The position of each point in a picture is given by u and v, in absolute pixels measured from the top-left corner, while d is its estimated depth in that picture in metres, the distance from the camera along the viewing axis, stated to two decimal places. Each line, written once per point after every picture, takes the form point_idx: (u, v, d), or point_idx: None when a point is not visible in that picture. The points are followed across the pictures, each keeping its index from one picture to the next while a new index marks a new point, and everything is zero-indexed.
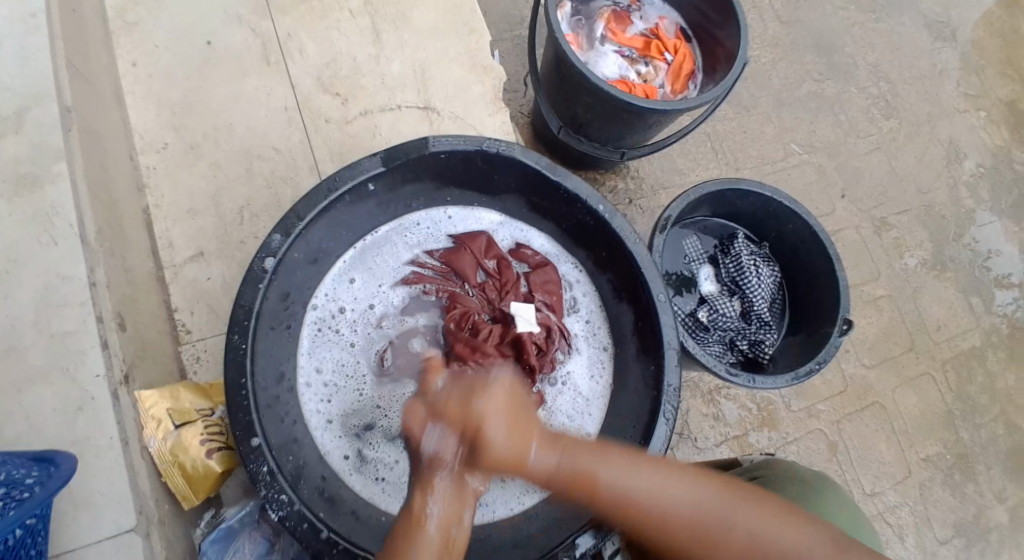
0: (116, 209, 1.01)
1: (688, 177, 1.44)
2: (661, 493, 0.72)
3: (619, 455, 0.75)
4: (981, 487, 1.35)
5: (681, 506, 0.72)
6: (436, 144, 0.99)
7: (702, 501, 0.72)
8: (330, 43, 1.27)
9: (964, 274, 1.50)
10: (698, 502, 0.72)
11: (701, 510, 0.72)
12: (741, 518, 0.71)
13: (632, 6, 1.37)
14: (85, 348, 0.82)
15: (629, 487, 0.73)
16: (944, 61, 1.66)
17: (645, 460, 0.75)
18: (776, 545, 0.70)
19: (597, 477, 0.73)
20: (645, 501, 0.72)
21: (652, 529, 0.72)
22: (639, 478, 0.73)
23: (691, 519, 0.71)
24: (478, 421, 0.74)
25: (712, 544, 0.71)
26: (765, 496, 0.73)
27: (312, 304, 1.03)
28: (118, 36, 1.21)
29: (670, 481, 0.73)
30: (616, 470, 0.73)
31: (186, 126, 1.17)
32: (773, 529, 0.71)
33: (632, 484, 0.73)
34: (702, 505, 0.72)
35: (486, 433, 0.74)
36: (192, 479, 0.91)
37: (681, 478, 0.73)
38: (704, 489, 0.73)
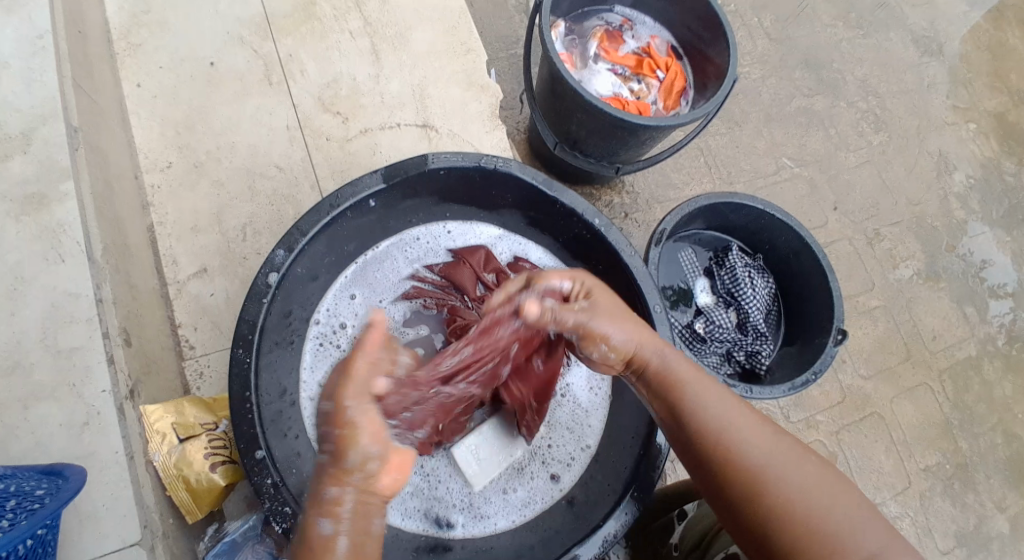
0: (121, 227, 1.02)
1: (683, 191, 1.46)
2: (742, 419, 0.77)
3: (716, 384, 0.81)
4: (981, 497, 1.36)
5: (752, 438, 0.75)
6: (435, 161, 1.01)
7: (774, 445, 0.75)
8: (330, 64, 1.30)
9: (958, 284, 1.51)
10: (771, 444, 0.75)
11: (769, 448, 0.74)
12: (802, 468, 0.73)
13: (624, 26, 1.40)
14: (91, 364, 0.84)
15: (712, 404, 0.78)
16: (932, 75, 1.69)
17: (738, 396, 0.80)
18: (828, 506, 0.70)
19: (685, 384, 0.80)
20: (722, 418, 0.77)
21: (716, 442, 0.76)
22: (727, 403, 0.78)
23: (756, 451, 0.74)
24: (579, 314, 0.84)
25: (765, 481, 0.72)
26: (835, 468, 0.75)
27: (314, 319, 1.05)
28: (123, 57, 1.23)
29: (748, 416, 0.77)
30: (706, 391, 0.80)
31: (189, 145, 1.19)
32: (830, 492, 0.71)
33: (713, 403, 0.78)
34: (772, 449, 0.74)
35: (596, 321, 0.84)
36: (197, 493, 0.92)
37: (761, 420, 0.77)
38: (779, 439, 0.76)
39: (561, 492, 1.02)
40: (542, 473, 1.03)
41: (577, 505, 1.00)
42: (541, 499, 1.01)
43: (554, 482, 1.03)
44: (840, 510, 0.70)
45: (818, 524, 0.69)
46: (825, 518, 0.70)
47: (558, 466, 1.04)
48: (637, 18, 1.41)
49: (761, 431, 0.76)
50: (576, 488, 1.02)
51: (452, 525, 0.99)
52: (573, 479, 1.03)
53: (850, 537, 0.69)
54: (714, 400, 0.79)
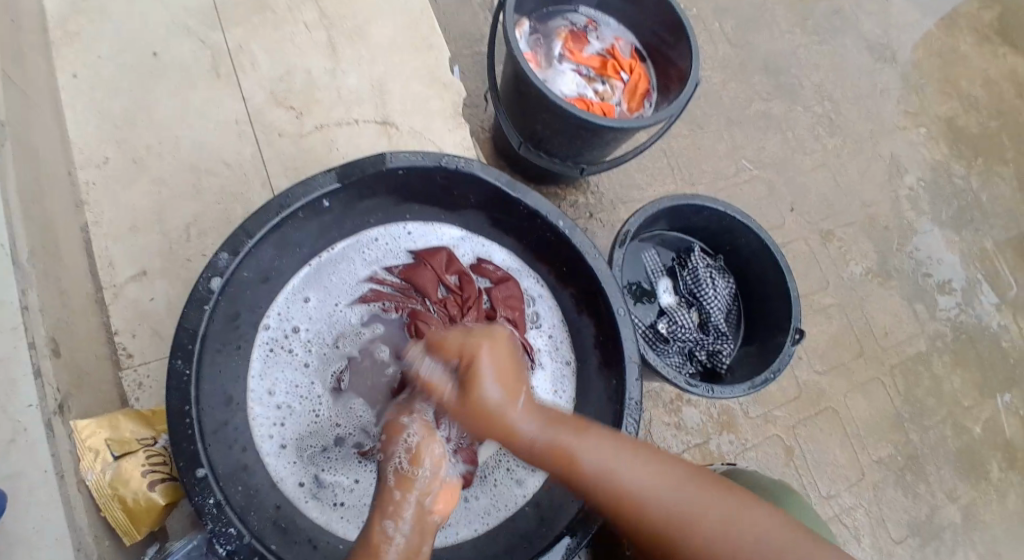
0: (52, 229, 0.95)
1: (645, 192, 1.45)
2: (638, 470, 0.74)
3: (591, 429, 0.77)
4: (932, 487, 1.38)
5: (655, 488, 0.73)
6: (394, 159, 0.96)
7: (678, 482, 0.73)
8: (282, 57, 1.24)
9: (909, 283, 1.54)
10: (666, 479, 0.73)
11: (672, 486, 0.73)
12: (710, 502, 0.71)
13: (588, 26, 1.38)
14: (15, 377, 0.77)
15: (603, 459, 0.75)
16: (885, 81, 1.72)
17: (631, 444, 0.77)
18: (745, 534, 0.70)
19: (582, 453, 0.75)
20: (619, 475, 0.74)
21: (626, 507, 0.73)
22: (619, 453, 0.75)
23: (663, 503, 0.72)
24: (476, 363, 0.79)
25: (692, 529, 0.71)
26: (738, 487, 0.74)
27: (264, 325, 0.99)
28: (59, 46, 1.15)
29: (641, 461, 0.75)
30: (598, 452, 0.75)
31: (129, 140, 1.13)
32: (757, 525, 0.70)
33: (615, 457, 0.75)
34: (680, 494, 0.72)
35: (481, 381, 0.78)
36: (134, 514, 0.86)
37: (652, 459, 0.75)
38: (680, 473, 0.74)
39: (524, 499, 0.99)
40: (507, 479, 1.00)
41: (541, 510, 0.97)
42: (504, 506, 0.99)
43: (519, 488, 1.00)
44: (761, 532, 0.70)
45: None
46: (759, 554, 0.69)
47: (522, 472, 1.01)
48: (601, 19, 1.39)
49: (661, 478, 0.73)
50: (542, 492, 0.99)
51: None
52: (537, 484, 1.00)
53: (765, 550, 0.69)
54: (609, 458, 0.75)
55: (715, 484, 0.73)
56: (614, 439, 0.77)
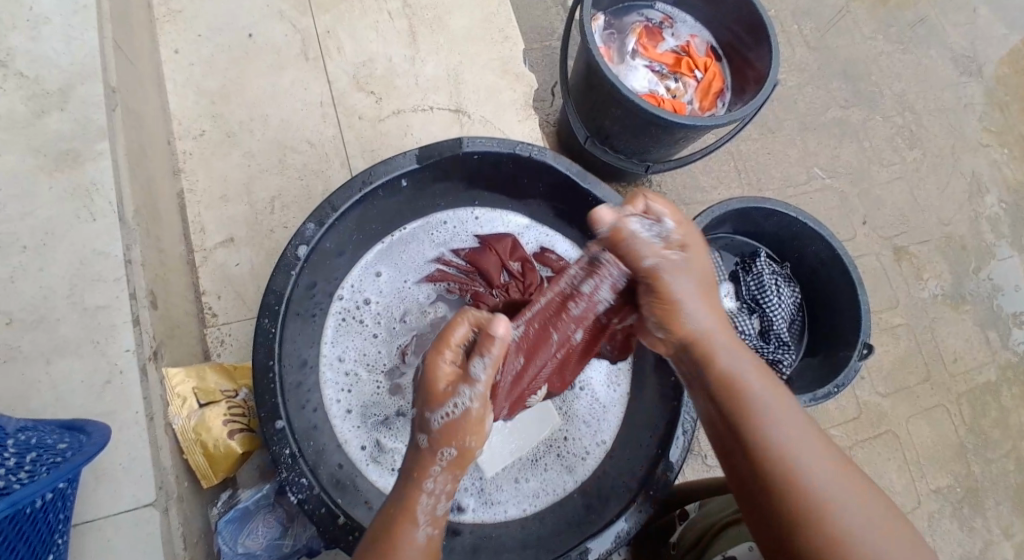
0: (153, 190, 1.02)
1: (711, 195, 1.45)
2: (787, 423, 0.71)
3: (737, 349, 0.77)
4: (989, 522, 1.34)
5: (792, 445, 0.70)
6: (470, 144, 1.00)
7: (796, 430, 0.71)
8: (367, 43, 1.29)
9: (982, 308, 1.49)
10: (792, 421, 0.71)
11: (808, 450, 0.70)
12: (823, 461, 0.69)
13: (664, 23, 1.39)
14: (117, 323, 0.84)
15: (753, 384, 0.74)
16: (969, 95, 1.67)
17: (783, 398, 0.74)
18: (841, 508, 0.66)
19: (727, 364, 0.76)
20: (760, 414, 0.72)
21: (761, 451, 0.70)
22: (771, 401, 0.73)
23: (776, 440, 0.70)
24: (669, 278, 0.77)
25: (820, 514, 0.66)
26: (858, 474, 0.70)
27: (338, 295, 1.04)
28: (163, 23, 1.23)
29: (786, 415, 0.72)
30: (738, 366, 0.75)
31: (223, 115, 1.19)
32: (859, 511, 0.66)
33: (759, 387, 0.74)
34: (802, 439, 0.70)
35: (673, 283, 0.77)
36: (213, 458, 0.91)
37: (792, 414, 0.72)
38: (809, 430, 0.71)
39: (574, 485, 1.01)
40: (556, 464, 1.02)
41: (590, 498, 0.99)
42: (553, 490, 1.01)
43: (569, 475, 1.02)
44: (878, 543, 0.65)
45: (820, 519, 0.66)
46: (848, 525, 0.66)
47: (573, 459, 1.03)
48: (677, 16, 1.39)
49: (790, 423, 0.71)
50: (589, 481, 1.01)
51: (463, 509, 0.98)
52: (587, 471, 1.02)
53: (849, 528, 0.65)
54: (748, 376, 0.75)
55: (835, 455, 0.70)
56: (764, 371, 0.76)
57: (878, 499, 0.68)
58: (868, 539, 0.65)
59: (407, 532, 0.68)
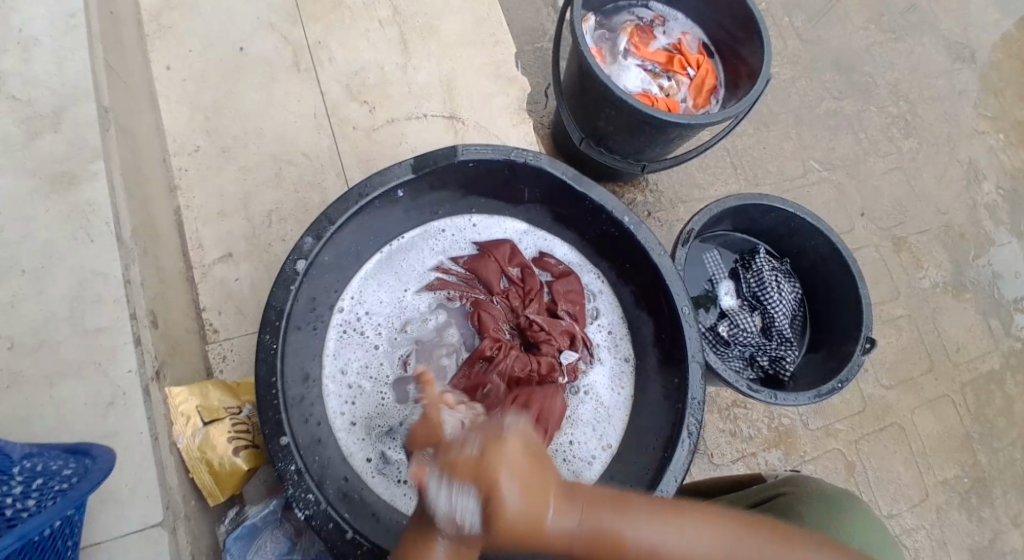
0: (149, 208, 1.02)
1: (707, 192, 1.44)
2: (699, 547, 0.66)
3: (644, 508, 0.67)
4: (997, 512, 1.34)
5: (709, 558, 0.66)
6: (464, 152, 0.99)
7: (711, 542, 0.66)
8: (358, 52, 1.29)
9: (983, 295, 1.49)
10: (697, 537, 0.66)
11: (716, 549, 0.66)
12: (732, 543, 0.66)
13: (655, 21, 1.39)
14: (117, 344, 0.84)
15: (630, 530, 0.66)
16: (963, 82, 1.67)
17: (679, 506, 0.68)
18: None
19: (626, 542, 0.65)
20: (675, 558, 0.65)
21: None
22: (674, 536, 0.66)
23: None
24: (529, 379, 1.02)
25: None
26: (780, 532, 0.68)
27: (338, 307, 1.04)
28: (153, 39, 1.23)
29: (703, 535, 0.66)
30: (639, 530, 0.66)
31: (217, 130, 1.19)
32: None
33: (660, 536, 0.66)
34: (719, 547, 0.66)
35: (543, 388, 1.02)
36: (219, 476, 0.92)
37: (712, 526, 0.67)
38: (723, 528, 0.67)
39: None
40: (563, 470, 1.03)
41: None
42: None
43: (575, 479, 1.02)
44: None
45: None
46: None
47: (579, 464, 1.03)
48: (668, 14, 1.39)
49: (707, 544, 0.66)
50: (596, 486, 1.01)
51: None
52: (593, 476, 1.02)
53: None
54: (649, 536, 0.66)
55: (760, 532, 0.67)
56: (654, 511, 0.67)
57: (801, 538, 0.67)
58: None
59: (506, 476, 0.65)
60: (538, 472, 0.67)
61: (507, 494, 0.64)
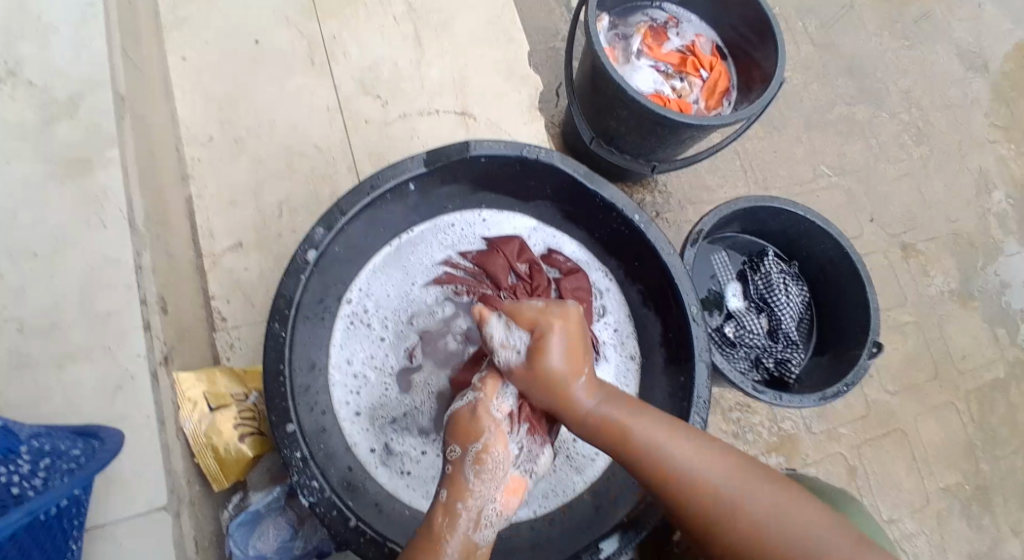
0: (162, 196, 1.03)
1: (716, 194, 1.44)
2: (696, 456, 0.75)
3: (658, 417, 0.79)
4: (998, 520, 1.33)
5: (702, 472, 0.74)
6: (476, 147, 1.00)
7: (709, 458, 0.75)
8: (372, 47, 1.30)
9: (990, 305, 1.49)
10: (697, 452, 0.75)
11: (712, 465, 0.74)
12: (727, 466, 0.74)
13: (669, 22, 1.38)
14: (127, 328, 0.84)
15: (638, 423, 0.78)
16: (975, 91, 1.66)
17: (691, 428, 0.79)
18: (752, 500, 0.72)
19: (632, 429, 0.77)
20: (673, 460, 0.75)
21: (686, 502, 0.73)
22: (675, 440, 0.76)
23: (690, 475, 0.74)
24: None
25: (727, 509, 0.72)
26: (778, 478, 0.74)
27: (346, 299, 1.05)
28: (170, 30, 1.24)
29: (705, 453, 0.75)
30: (649, 425, 0.77)
31: (230, 121, 1.20)
32: (777, 502, 0.71)
33: (664, 438, 0.76)
34: (715, 466, 0.74)
35: None
36: (225, 463, 0.92)
37: (717, 448, 0.76)
38: (724, 456, 0.75)
39: (583, 486, 1.01)
40: (565, 465, 1.03)
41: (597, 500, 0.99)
42: (563, 492, 1.01)
43: (577, 475, 1.02)
44: (783, 515, 0.70)
45: (726, 509, 0.72)
46: (772, 522, 0.70)
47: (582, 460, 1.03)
48: (683, 15, 1.39)
49: (705, 460, 0.75)
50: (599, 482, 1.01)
51: None
52: (596, 473, 1.02)
53: (756, 508, 0.71)
54: (655, 433, 0.77)
55: (758, 470, 0.74)
56: (665, 419, 0.79)
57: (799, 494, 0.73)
58: (772, 513, 0.71)
59: (555, 339, 0.82)
60: (583, 340, 0.84)
61: (550, 354, 0.81)
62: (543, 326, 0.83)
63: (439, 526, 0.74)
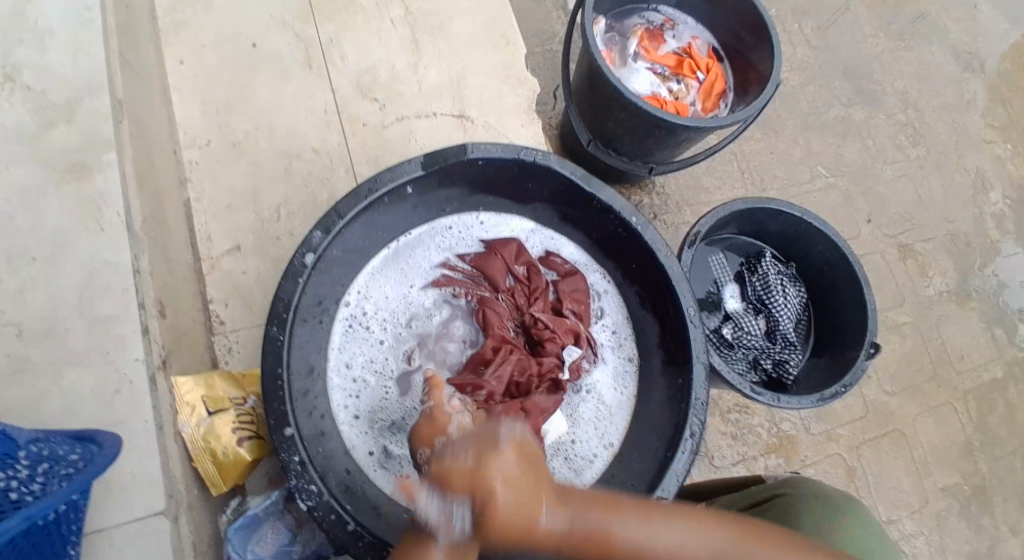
0: (159, 200, 1.03)
1: (713, 196, 1.45)
2: (690, 545, 0.67)
3: (636, 511, 0.68)
4: (997, 520, 1.34)
5: (703, 558, 0.67)
6: (474, 149, 1.00)
7: (704, 543, 0.68)
8: (370, 50, 1.30)
9: (987, 305, 1.49)
10: (688, 536, 0.68)
11: (708, 547, 0.67)
12: (722, 543, 0.68)
13: (665, 24, 1.39)
14: (125, 333, 0.84)
15: (622, 529, 0.67)
16: (972, 91, 1.67)
17: (668, 508, 0.70)
18: None
19: (620, 541, 0.67)
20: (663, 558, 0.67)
21: None
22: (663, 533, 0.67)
23: None
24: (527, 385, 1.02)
25: None
26: (767, 532, 0.70)
27: (344, 302, 1.05)
28: (168, 33, 1.24)
29: (694, 535, 0.68)
30: (633, 529, 0.67)
31: (228, 124, 1.20)
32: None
33: (653, 535, 0.67)
34: (709, 545, 0.67)
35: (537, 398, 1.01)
36: (223, 466, 0.92)
37: (697, 525, 0.68)
38: (714, 531, 0.68)
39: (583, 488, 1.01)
40: (565, 467, 1.02)
41: None
42: None
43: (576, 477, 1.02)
44: None
45: None
46: None
47: (581, 463, 1.03)
48: (679, 18, 1.40)
49: (700, 544, 0.67)
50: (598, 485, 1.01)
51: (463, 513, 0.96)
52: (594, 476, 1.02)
53: None
54: (641, 534, 0.67)
55: (748, 535, 0.69)
56: (640, 507, 0.69)
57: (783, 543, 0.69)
58: None
59: (500, 481, 0.65)
60: (530, 476, 0.67)
61: (501, 497, 0.64)
62: (482, 491, 0.64)
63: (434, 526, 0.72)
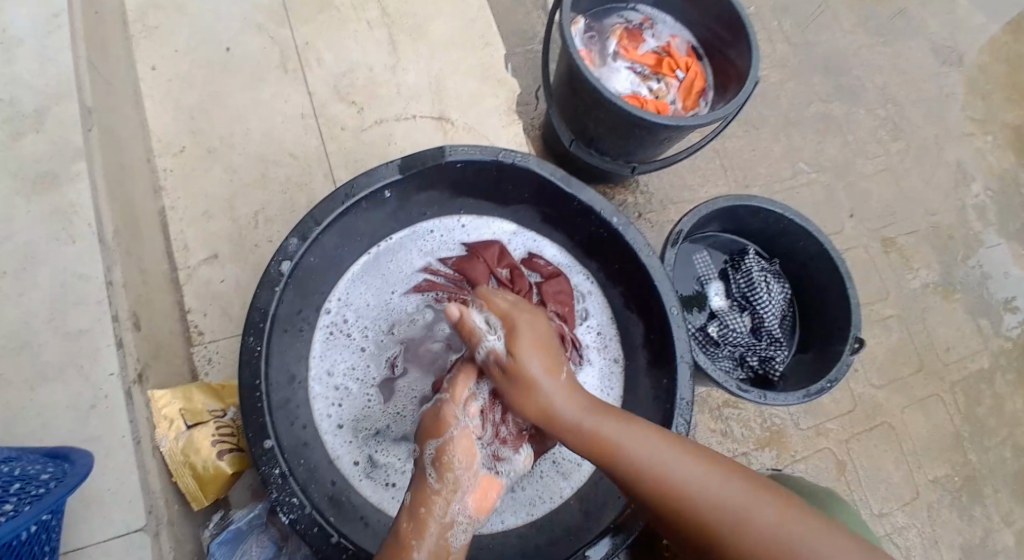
0: (133, 209, 1.01)
1: (697, 193, 1.44)
2: (683, 462, 0.72)
3: (642, 429, 0.76)
4: (988, 510, 1.34)
5: (693, 477, 0.71)
6: (452, 152, 0.99)
7: (696, 465, 0.72)
8: (346, 54, 1.28)
9: (972, 296, 1.50)
10: (683, 457, 0.73)
11: (700, 471, 0.71)
12: (715, 471, 0.72)
13: (644, 23, 1.38)
14: (99, 346, 0.82)
15: (621, 432, 0.75)
16: (951, 84, 1.68)
17: (673, 436, 0.76)
18: (743, 503, 0.69)
19: (617, 442, 0.74)
20: (655, 466, 0.72)
21: (679, 511, 0.70)
22: (660, 447, 0.74)
23: (680, 482, 0.71)
24: None
25: (721, 515, 0.69)
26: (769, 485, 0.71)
27: (325, 309, 1.03)
28: (139, 40, 1.22)
29: (690, 455, 0.73)
30: (633, 437, 0.75)
31: (203, 131, 1.18)
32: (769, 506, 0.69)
33: (648, 446, 0.74)
34: (703, 471, 0.72)
35: None
36: (203, 480, 0.90)
37: (694, 451, 0.74)
38: (710, 463, 0.72)
39: (571, 492, 1.00)
40: (552, 471, 1.02)
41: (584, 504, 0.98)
42: (550, 497, 1.00)
43: (564, 481, 1.01)
44: (779, 520, 0.68)
45: (721, 515, 0.69)
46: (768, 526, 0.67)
47: (568, 466, 1.02)
48: (658, 17, 1.39)
49: (692, 464, 0.72)
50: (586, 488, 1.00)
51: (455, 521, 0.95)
52: (582, 479, 1.01)
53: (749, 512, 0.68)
54: (639, 441, 0.74)
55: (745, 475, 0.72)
56: (647, 428, 0.76)
57: (780, 492, 0.70)
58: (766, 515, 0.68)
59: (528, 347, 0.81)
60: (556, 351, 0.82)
61: (530, 363, 0.80)
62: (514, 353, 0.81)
63: (405, 533, 0.74)
